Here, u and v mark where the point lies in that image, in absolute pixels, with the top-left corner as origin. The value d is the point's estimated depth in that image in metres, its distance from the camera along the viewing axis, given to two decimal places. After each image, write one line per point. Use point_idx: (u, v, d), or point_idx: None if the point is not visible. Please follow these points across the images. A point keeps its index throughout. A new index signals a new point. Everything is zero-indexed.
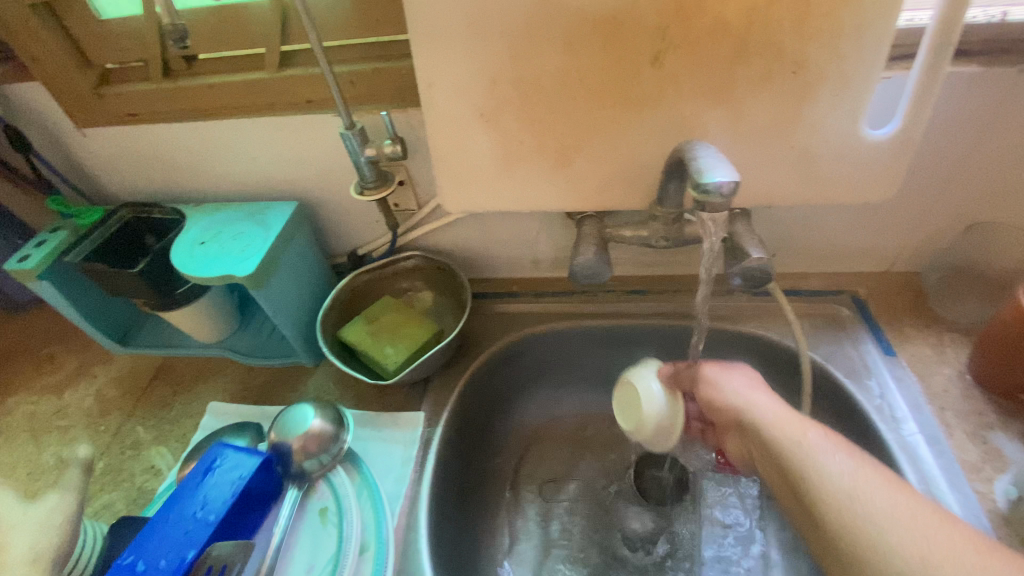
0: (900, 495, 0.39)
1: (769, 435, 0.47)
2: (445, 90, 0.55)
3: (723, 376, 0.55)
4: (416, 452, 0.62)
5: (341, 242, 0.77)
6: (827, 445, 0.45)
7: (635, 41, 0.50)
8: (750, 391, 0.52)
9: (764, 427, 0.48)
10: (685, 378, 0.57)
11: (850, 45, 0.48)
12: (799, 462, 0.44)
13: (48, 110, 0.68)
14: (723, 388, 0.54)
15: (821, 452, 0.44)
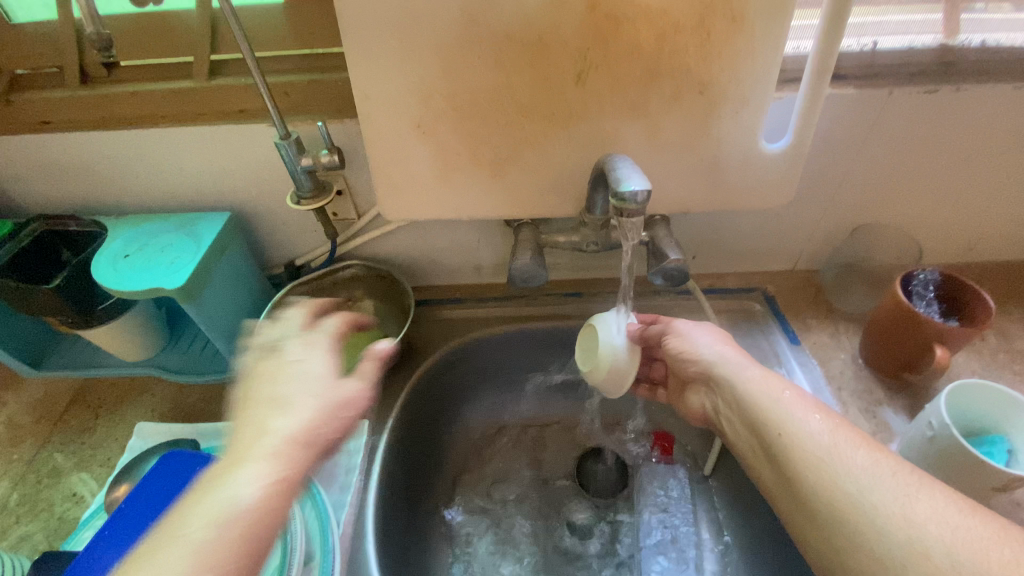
0: (879, 455, 0.43)
1: (749, 394, 0.51)
2: (381, 103, 0.57)
3: (694, 332, 0.60)
4: (359, 461, 0.61)
5: (279, 253, 0.76)
6: (802, 404, 0.49)
7: (560, 60, 0.54)
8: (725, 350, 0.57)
9: (747, 392, 0.52)
10: (654, 334, 0.62)
11: (746, 69, 0.54)
12: (778, 422, 0.48)
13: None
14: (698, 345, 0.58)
15: (797, 411, 0.48)
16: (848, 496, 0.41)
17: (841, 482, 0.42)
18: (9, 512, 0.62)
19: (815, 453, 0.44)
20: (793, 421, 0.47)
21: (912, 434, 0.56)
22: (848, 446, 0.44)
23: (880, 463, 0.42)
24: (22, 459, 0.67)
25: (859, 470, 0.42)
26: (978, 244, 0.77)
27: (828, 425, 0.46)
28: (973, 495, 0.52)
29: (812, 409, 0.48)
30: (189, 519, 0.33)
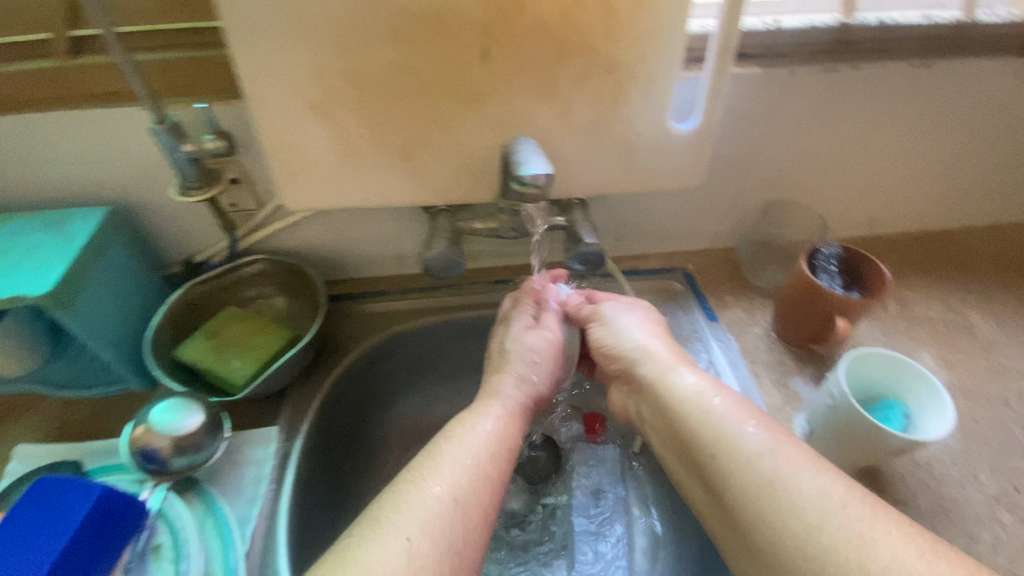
0: (824, 475, 0.42)
1: (689, 408, 0.50)
2: (268, 82, 0.52)
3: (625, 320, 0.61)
4: (269, 470, 0.57)
5: (175, 250, 0.70)
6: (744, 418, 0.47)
7: (461, 37, 0.51)
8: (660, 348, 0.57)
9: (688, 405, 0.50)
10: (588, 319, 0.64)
11: (651, 47, 0.53)
12: (719, 436, 0.47)
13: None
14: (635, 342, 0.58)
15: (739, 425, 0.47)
16: (783, 498, 0.41)
17: (771, 485, 0.42)
18: None
19: (747, 456, 0.44)
20: (725, 422, 0.47)
21: (817, 403, 0.58)
22: (782, 448, 0.44)
23: (815, 468, 0.42)
24: None
25: (796, 473, 0.42)
26: (879, 217, 0.81)
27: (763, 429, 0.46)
28: (872, 458, 0.55)
29: (747, 412, 0.48)
30: (386, 545, 0.40)
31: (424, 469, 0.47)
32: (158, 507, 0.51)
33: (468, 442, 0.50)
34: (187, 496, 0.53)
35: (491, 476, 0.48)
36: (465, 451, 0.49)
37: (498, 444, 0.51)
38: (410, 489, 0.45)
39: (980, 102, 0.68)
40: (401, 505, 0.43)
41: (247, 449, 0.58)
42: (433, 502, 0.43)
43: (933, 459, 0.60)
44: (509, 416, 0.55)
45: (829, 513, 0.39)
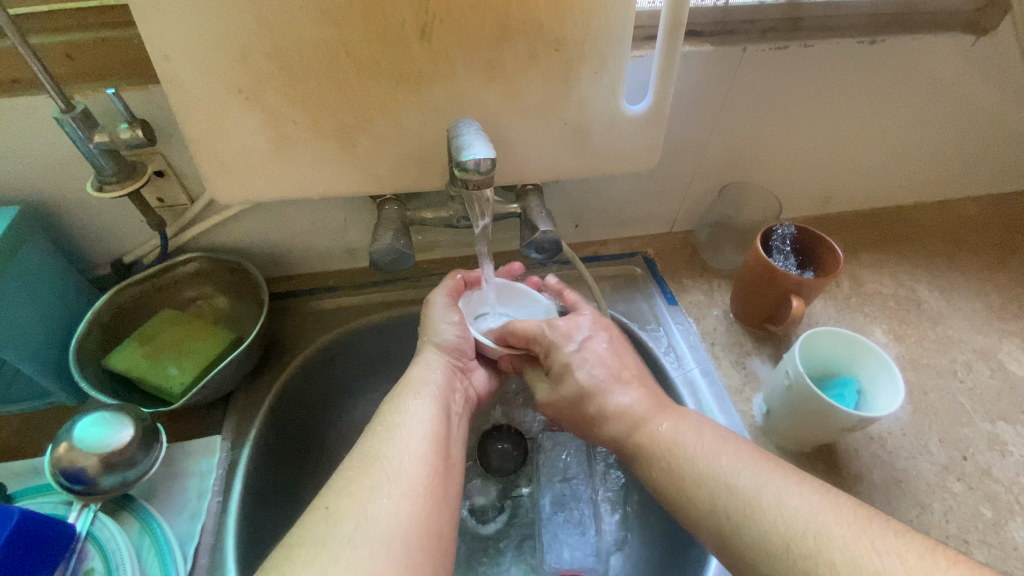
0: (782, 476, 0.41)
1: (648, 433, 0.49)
2: (186, 64, 0.48)
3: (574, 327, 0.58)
4: (214, 482, 0.53)
5: (102, 251, 0.64)
6: (695, 432, 0.47)
7: (397, 14, 0.48)
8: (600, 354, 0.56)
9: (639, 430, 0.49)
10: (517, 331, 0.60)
11: (599, 23, 0.51)
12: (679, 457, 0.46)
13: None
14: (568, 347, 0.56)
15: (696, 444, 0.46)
16: (733, 504, 0.41)
17: (717, 496, 0.42)
18: None
19: (706, 465, 0.44)
20: (657, 434, 0.48)
21: (775, 383, 0.58)
22: (713, 450, 0.45)
23: (750, 462, 0.43)
24: None
25: (732, 474, 0.42)
26: (832, 196, 0.82)
27: (691, 432, 0.47)
28: (827, 435, 0.55)
29: (676, 415, 0.50)
30: (346, 513, 0.40)
31: (365, 454, 0.45)
32: (88, 529, 0.48)
33: (409, 427, 0.48)
34: (122, 515, 0.50)
35: (433, 453, 0.46)
36: (406, 434, 0.47)
37: (434, 423, 0.49)
38: (350, 474, 0.43)
39: (928, 78, 0.69)
40: (354, 487, 0.42)
41: (188, 461, 0.54)
42: (383, 484, 0.42)
43: (886, 431, 0.61)
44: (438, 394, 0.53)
45: (774, 507, 0.39)
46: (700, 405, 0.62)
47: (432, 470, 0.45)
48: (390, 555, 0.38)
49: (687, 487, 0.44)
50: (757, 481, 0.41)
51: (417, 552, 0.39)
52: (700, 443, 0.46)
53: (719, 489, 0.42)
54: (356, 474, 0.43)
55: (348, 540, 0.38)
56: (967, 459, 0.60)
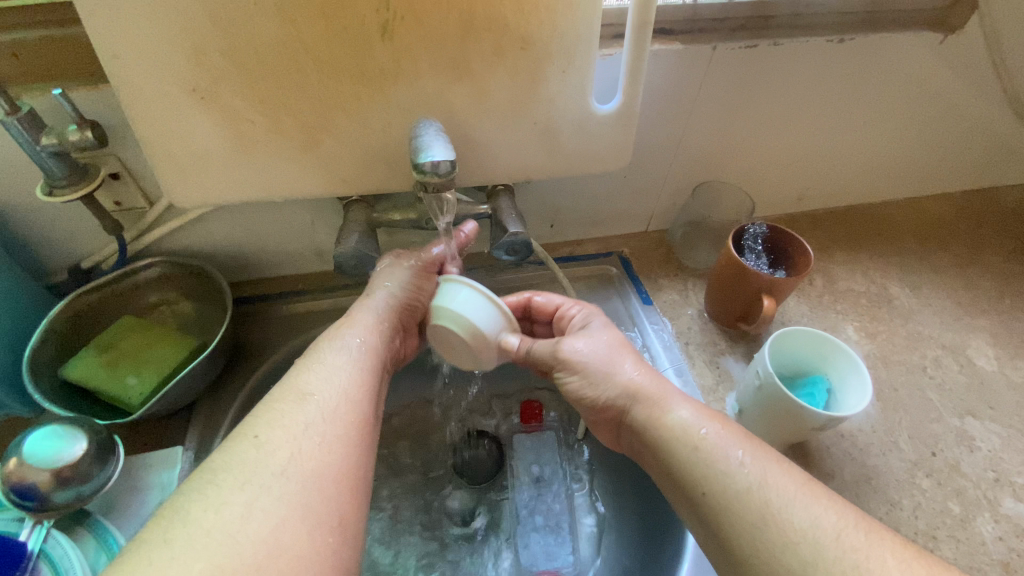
0: (820, 499, 0.39)
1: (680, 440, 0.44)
2: (137, 63, 0.46)
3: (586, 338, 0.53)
4: (176, 495, 0.52)
5: (59, 256, 0.62)
6: (727, 439, 0.43)
7: (357, 11, 0.46)
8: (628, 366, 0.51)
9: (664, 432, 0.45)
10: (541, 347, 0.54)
11: (565, 20, 0.50)
12: (706, 465, 0.42)
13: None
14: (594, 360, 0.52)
15: (722, 447, 0.42)
16: (759, 511, 0.38)
17: (744, 494, 0.39)
18: None
19: (742, 476, 0.40)
20: (675, 422, 0.45)
21: (746, 383, 0.58)
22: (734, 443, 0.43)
23: (772, 462, 0.41)
24: None
25: (756, 473, 0.40)
26: (806, 194, 0.82)
27: (708, 420, 0.45)
28: (798, 434, 0.55)
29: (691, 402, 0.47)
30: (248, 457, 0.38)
31: (290, 389, 0.44)
32: (40, 546, 0.46)
33: (333, 364, 0.47)
34: (77, 531, 0.48)
35: (359, 389, 0.46)
36: (332, 369, 0.46)
37: (365, 357, 0.49)
38: (277, 406, 0.42)
39: (897, 76, 0.69)
40: (275, 421, 0.41)
41: (149, 474, 0.53)
42: (307, 417, 0.41)
43: (857, 429, 0.62)
44: (376, 328, 0.52)
45: (799, 513, 0.38)
46: None
47: (355, 406, 0.44)
48: (303, 482, 0.38)
49: (706, 478, 0.41)
50: (783, 484, 0.39)
51: (336, 481, 0.39)
52: (720, 437, 0.43)
53: (741, 485, 0.40)
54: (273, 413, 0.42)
55: (243, 483, 0.37)
56: (935, 454, 0.61)
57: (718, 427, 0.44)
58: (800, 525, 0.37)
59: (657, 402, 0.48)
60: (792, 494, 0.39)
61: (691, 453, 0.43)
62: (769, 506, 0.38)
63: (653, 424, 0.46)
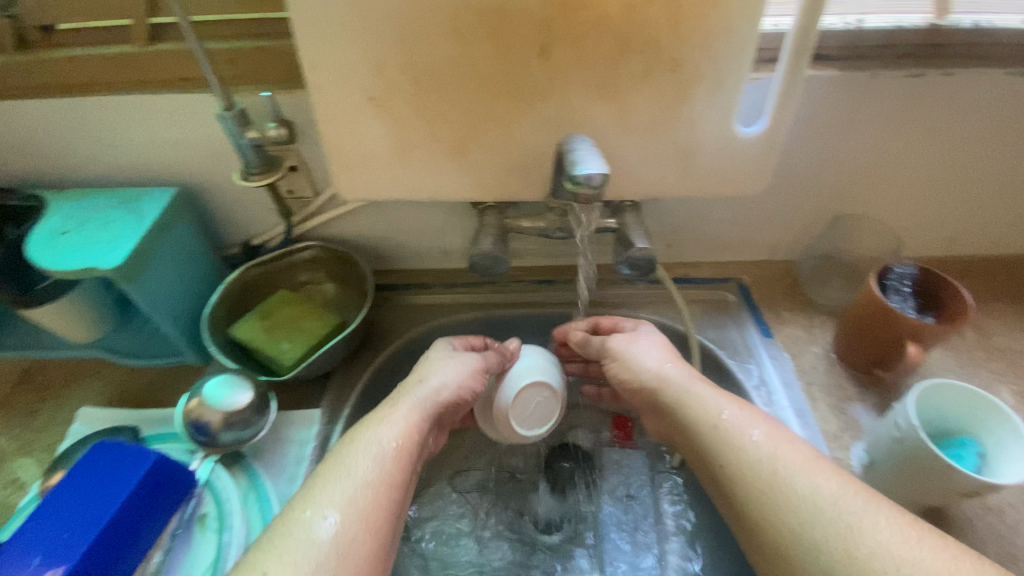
0: (877, 506, 0.40)
1: (737, 444, 0.47)
2: (332, 73, 0.53)
3: (632, 345, 0.59)
4: (310, 452, 0.58)
5: (234, 232, 0.72)
6: (777, 442, 0.46)
7: (522, 32, 0.50)
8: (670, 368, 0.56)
9: (720, 433, 0.49)
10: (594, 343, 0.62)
11: (718, 44, 0.51)
12: (759, 470, 0.45)
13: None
14: (641, 359, 0.57)
15: (775, 452, 0.46)
16: (820, 524, 0.40)
17: (799, 499, 0.42)
18: None
19: (798, 482, 0.43)
20: (726, 425, 0.49)
21: (880, 434, 0.54)
22: (758, 443, 0.46)
23: (818, 469, 0.44)
24: None
25: (776, 470, 0.44)
26: (960, 238, 0.74)
27: (760, 426, 0.48)
28: (939, 498, 0.50)
29: (729, 401, 0.51)
30: None
31: (309, 509, 0.43)
32: (207, 476, 0.53)
33: (356, 473, 0.45)
34: (233, 469, 0.55)
35: (381, 509, 0.44)
36: (355, 488, 0.44)
37: (390, 462, 0.47)
38: (290, 532, 0.41)
39: None
40: (284, 549, 0.40)
41: (290, 429, 0.59)
42: (318, 546, 0.40)
43: (1011, 504, 0.55)
44: (407, 425, 0.50)
45: (845, 520, 0.40)
46: None
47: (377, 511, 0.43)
48: None
49: (726, 465, 0.47)
50: (792, 460, 0.45)
51: None
52: (738, 422, 0.49)
53: (766, 483, 0.44)
54: (279, 540, 0.41)
55: None
56: None
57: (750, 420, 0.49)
58: (837, 532, 0.39)
59: (706, 405, 0.51)
60: (819, 496, 0.42)
61: (717, 440, 0.49)
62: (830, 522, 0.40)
63: (685, 411, 0.52)
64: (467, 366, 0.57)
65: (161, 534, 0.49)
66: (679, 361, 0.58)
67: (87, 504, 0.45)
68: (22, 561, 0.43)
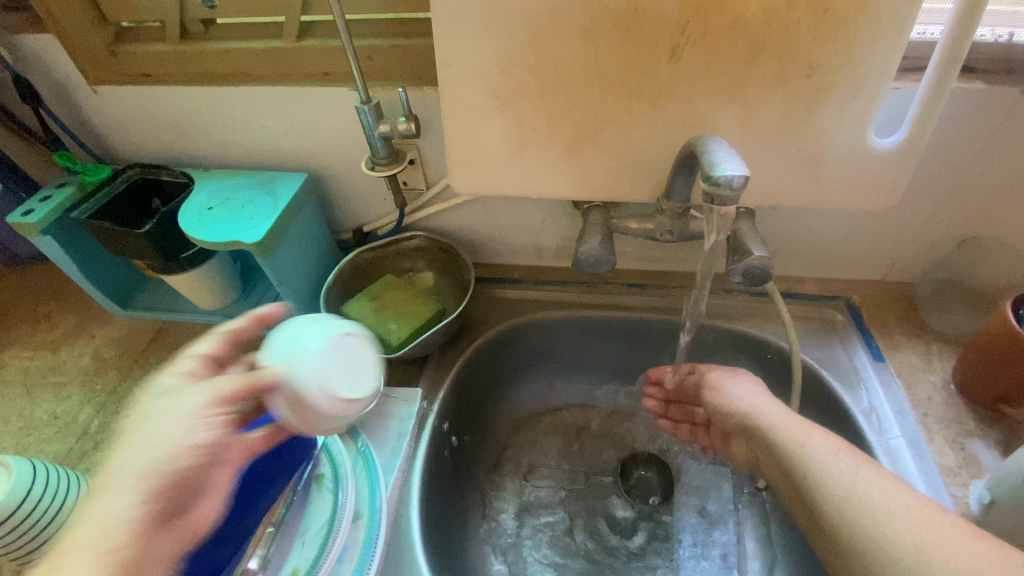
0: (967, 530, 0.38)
1: (810, 465, 0.47)
2: (462, 71, 0.56)
3: (728, 382, 0.61)
4: (411, 427, 0.62)
5: (347, 218, 0.78)
6: (853, 462, 0.46)
7: (654, 34, 0.51)
8: (757, 400, 0.57)
9: (799, 455, 0.49)
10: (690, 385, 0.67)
11: (859, 53, 0.49)
12: (829, 487, 0.45)
13: (42, 63, 0.67)
14: (730, 394, 0.59)
15: (850, 471, 0.45)
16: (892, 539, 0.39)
17: (869, 513, 0.41)
18: (91, 436, 0.67)
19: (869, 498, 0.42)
20: (802, 448, 0.49)
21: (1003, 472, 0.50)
22: (836, 458, 0.46)
23: (899, 488, 0.42)
24: (105, 389, 0.72)
25: (855, 480, 0.44)
26: None
27: (837, 448, 0.48)
28: None
29: (807, 427, 0.51)
30: None
31: None
32: (323, 441, 0.57)
33: None
34: (344, 436, 0.59)
35: None
36: None
37: None
38: None
39: None
40: None
41: (393, 405, 0.63)
42: None
43: None
44: (123, 543, 0.33)
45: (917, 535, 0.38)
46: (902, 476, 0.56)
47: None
48: None
49: (809, 474, 0.47)
50: (868, 478, 0.44)
51: None
52: (824, 442, 0.49)
53: (843, 490, 0.44)
54: None
55: None
56: None
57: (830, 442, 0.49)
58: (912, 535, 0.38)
59: (786, 429, 0.52)
60: (896, 503, 0.41)
61: (797, 455, 0.49)
62: (904, 538, 0.38)
63: (774, 431, 0.52)
64: (207, 435, 0.37)
65: (284, 490, 0.52)
66: (769, 395, 0.58)
67: None
68: None
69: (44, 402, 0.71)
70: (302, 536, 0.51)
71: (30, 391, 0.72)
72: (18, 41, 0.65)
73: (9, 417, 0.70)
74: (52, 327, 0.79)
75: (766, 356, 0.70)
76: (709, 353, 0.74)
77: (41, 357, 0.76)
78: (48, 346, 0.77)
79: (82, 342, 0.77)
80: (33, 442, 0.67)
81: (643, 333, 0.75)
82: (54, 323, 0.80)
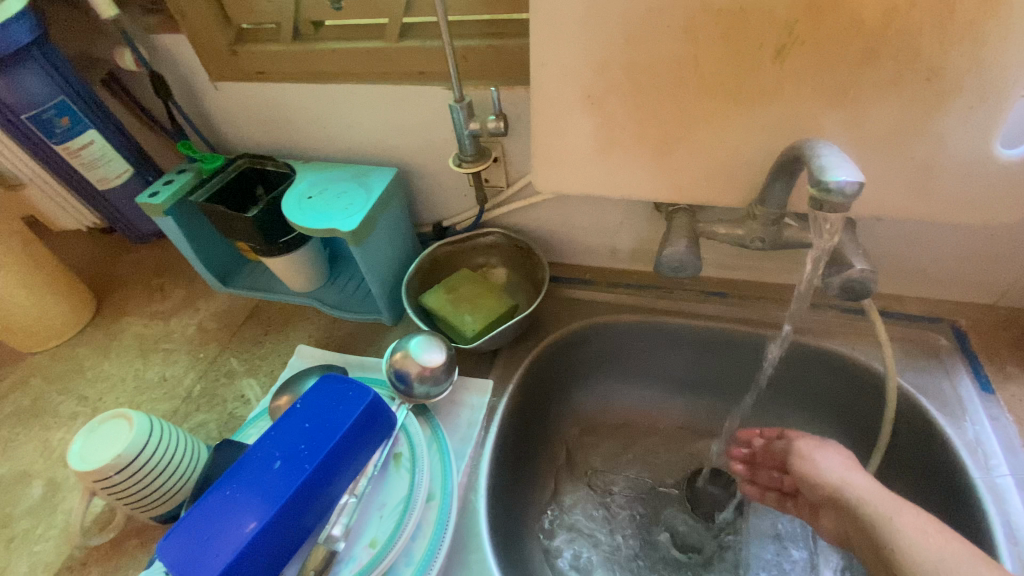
0: None
1: (906, 552, 0.44)
2: (555, 71, 0.57)
3: (817, 453, 0.58)
4: (482, 417, 0.63)
5: (429, 212, 0.81)
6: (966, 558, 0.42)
7: (758, 34, 0.49)
8: (849, 475, 0.54)
9: (893, 536, 0.46)
10: (778, 450, 0.63)
11: (990, 55, 0.46)
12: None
13: (174, 61, 0.74)
14: (820, 464, 0.56)
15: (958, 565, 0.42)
16: None
17: None
18: (194, 400, 0.73)
19: None
20: (899, 527, 0.46)
21: None
22: (931, 541, 0.44)
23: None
24: (207, 357, 0.78)
25: (946, 562, 0.42)
26: None
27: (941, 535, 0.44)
28: None
29: (906, 508, 0.48)
30: None
31: None
32: (402, 421, 0.59)
33: None
34: (421, 419, 0.61)
35: None
36: None
37: None
38: None
39: None
40: None
41: (465, 394, 0.65)
42: None
43: None
44: None
45: None
46: (1008, 519, 0.53)
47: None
48: None
49: (893, 550, 0.45)
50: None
51: None
52: (912, 522, 0.46)
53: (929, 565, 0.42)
54: None
55: None
56: None
57: (920, 522, 0.46)
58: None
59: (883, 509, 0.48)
60: None
61: (888, 535, 0.46)
62: None
63: (863, 506, 0.50)
64: None
65: (365, 466, 0.54)
66: (865, 473, 0.54)
67: (320, 422, 0.52)
68: (267, 462, 0.50)
69: (156, 365, 0.79)
70: (381, 510, 0.54)
71: (144, 355, 0.80)
72: (156, 41, 0.73)
73: (128, 376, 0.78)
74: (164, 299, 0.88)
75: (855, 377, 0.66)
76: (789, 370, 0.71)
77: (154, 325, 0.84)
78: (160, 316, 0.86)
79: (188, 314, 0.85)
80: (147, 400, 0.75)
81: (719, 343, 0.73)
82: (165, 296, 0.88)
